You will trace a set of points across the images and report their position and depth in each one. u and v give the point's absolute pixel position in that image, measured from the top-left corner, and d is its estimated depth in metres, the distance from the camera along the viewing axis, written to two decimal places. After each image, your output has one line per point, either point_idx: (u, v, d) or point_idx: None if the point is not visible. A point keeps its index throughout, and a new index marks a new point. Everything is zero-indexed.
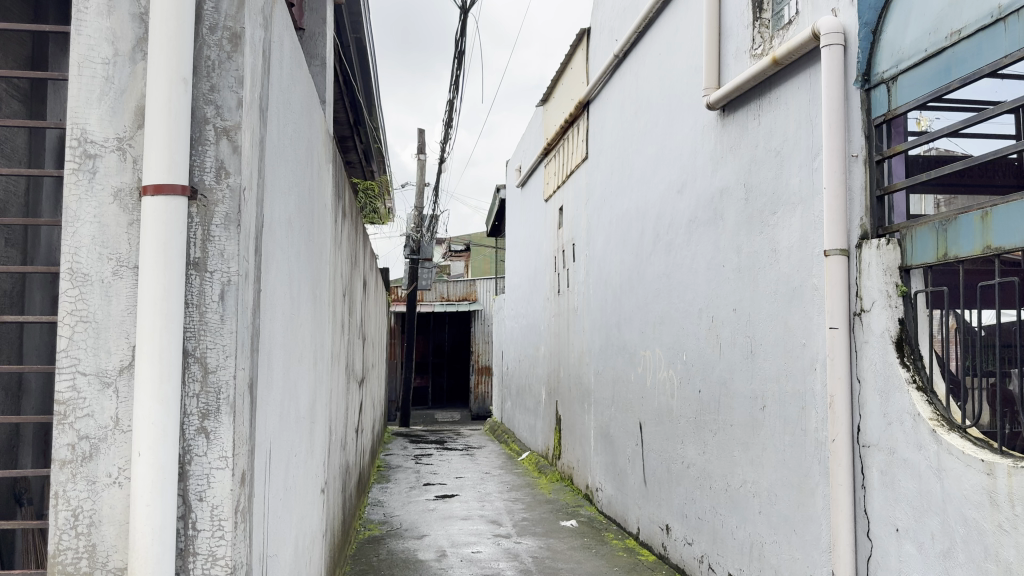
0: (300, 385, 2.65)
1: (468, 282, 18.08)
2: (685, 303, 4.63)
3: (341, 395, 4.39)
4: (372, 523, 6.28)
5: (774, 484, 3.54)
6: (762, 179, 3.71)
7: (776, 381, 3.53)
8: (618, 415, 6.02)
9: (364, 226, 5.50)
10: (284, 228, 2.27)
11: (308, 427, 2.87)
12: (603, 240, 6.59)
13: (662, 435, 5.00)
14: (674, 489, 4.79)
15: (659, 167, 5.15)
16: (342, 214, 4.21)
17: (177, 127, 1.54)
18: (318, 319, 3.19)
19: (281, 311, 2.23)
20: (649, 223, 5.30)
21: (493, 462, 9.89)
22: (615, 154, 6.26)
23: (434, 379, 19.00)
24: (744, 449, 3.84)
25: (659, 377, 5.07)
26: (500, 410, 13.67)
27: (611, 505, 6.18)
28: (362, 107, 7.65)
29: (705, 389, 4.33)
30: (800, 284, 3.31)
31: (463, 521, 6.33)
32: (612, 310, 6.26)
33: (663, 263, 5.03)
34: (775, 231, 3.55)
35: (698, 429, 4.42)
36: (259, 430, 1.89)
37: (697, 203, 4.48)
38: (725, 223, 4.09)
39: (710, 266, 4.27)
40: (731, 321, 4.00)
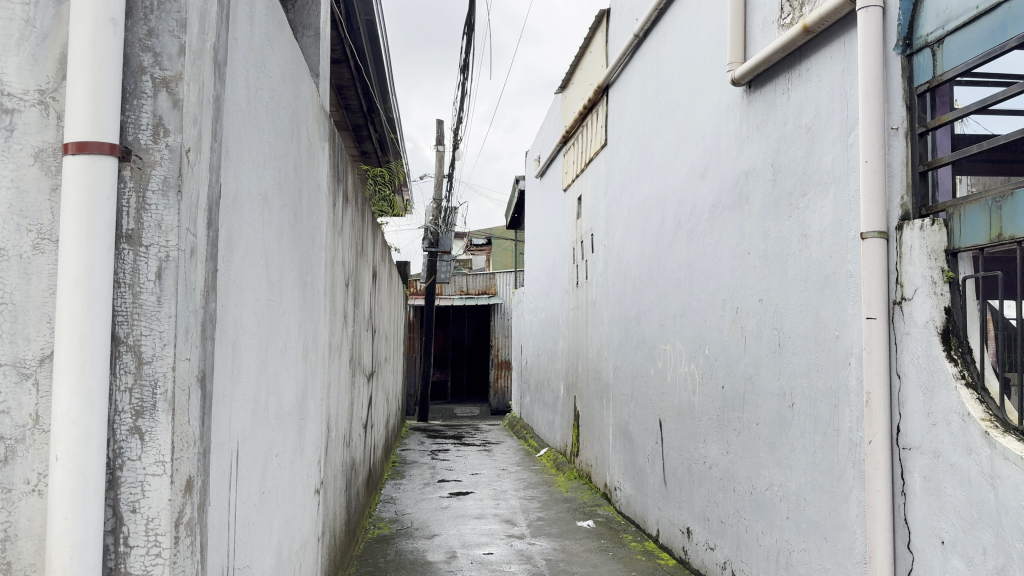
0: (284, 380, 2.42)
1: (488, 275, 17.87)
2: (707, 293, 4.36)
3: (344, 388, 4.18)
4: (382, 521, 6.08)
5: (803, 487, 3.28)
6: (791, 159, 3.44)
7: (805, 376, 3.27)
8: (637, 412, 5.77)
9: (370, 213, 5.28)
10: (258, 203, 2.04)
11: (296, 425, 2.65)
12: (623, 230, 6.32)
13: (683, 433, 4.74)
14: (694, 490, 4.54)
15: (681, 151, 4.87)
16: (345, 199, 3.98)
17: (104, 74, 1.31)
18: (311, 309, 2.96)
19: (254, 297, 2.01)
20: (670, 211, 5.03)
21: (510, 459, 9.67)
22: (635, 139, 5.98)
23: (453, 373, 18.81)
24: (771, 450, 3.58)
25: (680, 373, 4.81)
26: (519, 405, 13.46)
27: (630, 505, 5.93)
28: (375, 93, 7.43)
29: (729, 384, 4.06)
30: (833, 271, 3.04)
31: (476, 520, 6.11)
32: (632, 302, 5.99)
33: (685, 252, 4.76)
34: (805, 214, 3.28)
35: (721, 428, 4.16)
36: (217, 431, 1.67)
37: (720, 188, 4.21)
38: (751, 208, 3.81)
39: (735, 254, 3.99)
40: (756, 312, 3.73)
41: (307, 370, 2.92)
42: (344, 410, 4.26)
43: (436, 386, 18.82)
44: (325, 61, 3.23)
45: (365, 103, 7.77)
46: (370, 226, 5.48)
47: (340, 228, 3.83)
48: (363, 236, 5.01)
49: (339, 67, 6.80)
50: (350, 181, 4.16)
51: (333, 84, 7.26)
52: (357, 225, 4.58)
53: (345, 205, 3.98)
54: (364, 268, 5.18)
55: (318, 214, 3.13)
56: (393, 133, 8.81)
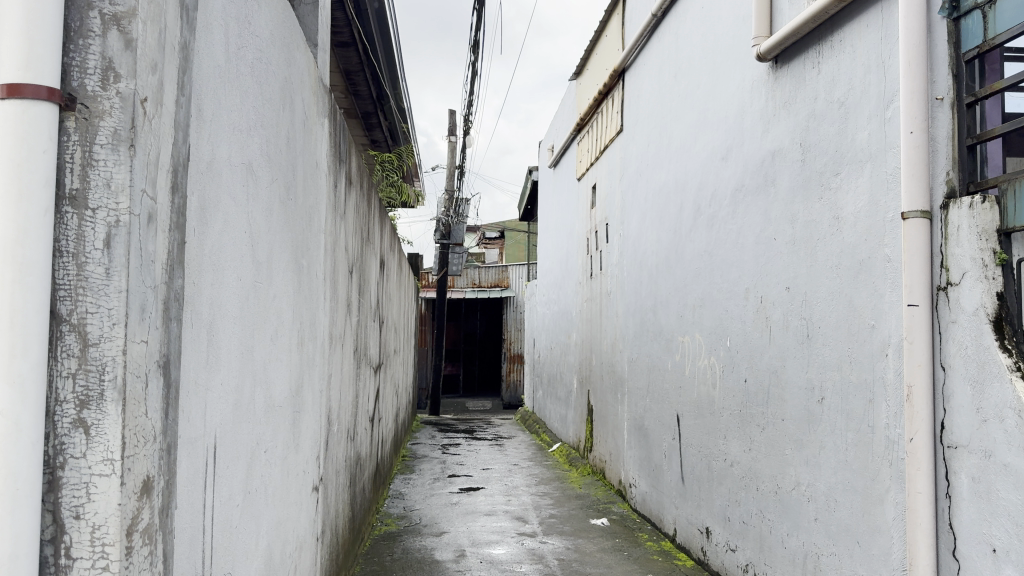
0: (275, 370, 2.24)
1: (501, 268, 17.68)
2: (729, 282, 4.14)
3: (348, 380, 4.00)
4: (389, 517, 5.90)
5: (834, 488, 3.07)
6: (821, 138, 3.22)
7: (837, 368, 3.06)
8: (653, 406, 5.56)
9: (376, 199, 5.09)
10: (241, 174, 1.86)
11: (290, 418, 2.46)
12: (638, 219, 6.12)
13: (702, 428, 4.53)
14: (714, 489, 4.33)
15: (701, 134, 4.66)
16: (348, 182, 3.80)
17: (38, 5, 1.13)
18: (309, 295, 2.78)
19: (235, 277, 1.82)
20: (690, 196, 4.82)
21: (522, 454, 9.48)
22: (652, 123, 5.76)
23: (465, 367, 18.66)
24: (798, 447, 3.37)
25: (699, 366, 4.60)
26: (532, 399, 13.26)
27: (646, 503, 5.73)
28: (384, 79, 7.24)
29: (751, 377, 3.85)
30: (869, 255, 2.83)
31: (486, 517, 5.92)
32: (648, 293, 5.78)
33: (705, 239, 4.55)
34: (838, 195, 3.07)
35: (743, 423, 3.95)
36: (185, 425, 1.48)
37: (744, 170, 3.99)
38: (777, 190, 3.60)
39: (759, 240, 3.78)
40: (782, 300, 3.52)
41: (304, 359, 2.74)
42: (347, 402, 4.07)
43: (448, 379, 18.67)
44: (325, 32, 3.05)
45: (375, 89, 7.59)
46: (377, 213, 5.31)
47: (343, 212, 3.65)
48: (369, 223, 4.83)
49: (347, 51, 6.62)
50: (354, 163, 3.97)
51: (341, 69, 7.08)
52: (361, 210, 4.40)
53: (348, 188, 3.80)
54: (370, 256, 5.00)
55: (318, 194, 2.94)
56: (403, 122, 8.64)
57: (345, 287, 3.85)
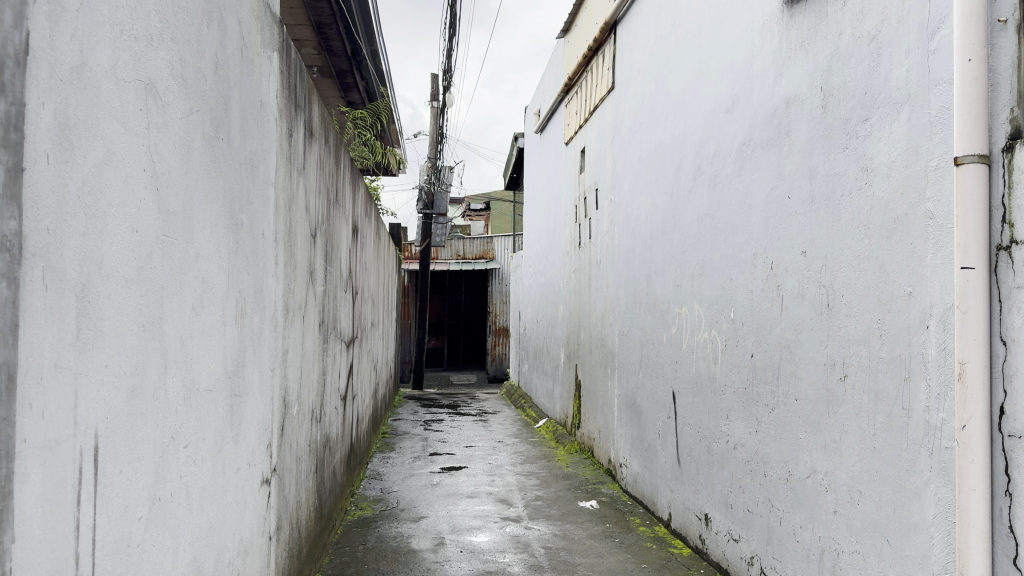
0: (199, 346, 1.84)
1: (485, 239, 17.33)
2: (733, 247, 3.76)
3: (312, 357, 3.60)
4: (364, 500, 5.51)
5: (858, 477, 2.71)
6: (846, 79, 2.83)
7: (864, 342, 2.69)
8: (646, 382, 5.19)
9: (345, 157, 4.65)
10: (139, 94, 1.44)
11: (225, 403, 2.06)
12: (631, 181, 5.71)
13: (701, 407, 4.17)
14: (715, 473, 3.97)
15: (702, 86, 4.24)
16: (308, 134, 3.38)
17: None
18: (254, 259, 2.37)
19: (130, 228, 1.41)
20: (688, 155, 4.42)
21: (506, 430, 9.13)
22: (647, 78, 5.33)
23: (449, 340, 18.26)
24: (813, 430, 3.01)
25: (698, 340, 4.23)
26: (517, 372, 12.91)
27: (637, 484, 5.38)
28: (359, 32, 6.74)
29: (759, 352, 3.48)
30: (907, 213, 2.46)
31: (468, 499, 5.55)
32: (641, 262, 5.39)
33: (706, 201, 4.15)
34: (868, 144, 2.69)
35: (748, 402, 3.59)
36: (32, 424, 1.08)
37: (752, 122, 3.60)
38: (792, 142, 3.21)
39: (769, 200, 3.40)
40: (797, 266, 3.14)
41: (249, 333, 2.33)
42: (312, 380, 3.67)
43: (432, 353, 18.27)
44: None
45: (349, 45, 7.11)
46: (348, 173, 4.87)
47: (302, 168, 3.24)
48: (338, 184, 4.40)
49: (316, 1, 6.13)
50: (316, 113, 3.54)
51: (311, 21, 6.59)
52: (327, 168, 3.98)
53: (308, 140, 3.38)
54: (340, 221, 4.57)
55: (266, 142, 2.52)
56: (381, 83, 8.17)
57: (308, 254, 3.44)
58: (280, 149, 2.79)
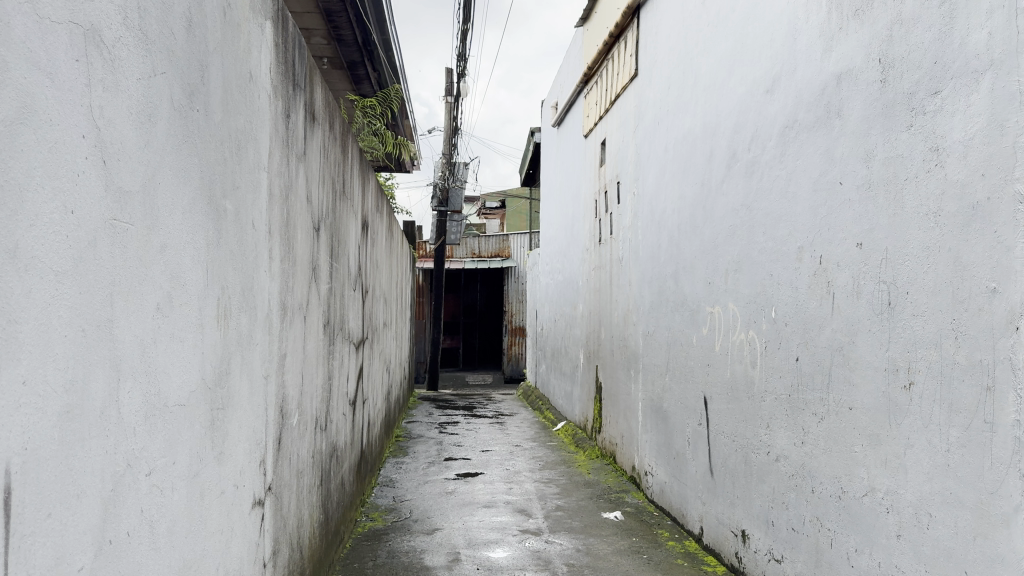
0: (166, 354, 1.55)
1: (501, 238, 17.04)
2: (775, 240, 3.44)
3: (315, 360, 3.30)
4: (376, 510, 5.22)
5: (926, 498, 2.39)
6: (910, 47, 2.51)
7: (933, 345, 2.37)
8: (674, 386, 4.88)
9: (352, 146, 4.36)
10: (72, 42, 1.15)
11: (202, 417, 1.77)
12: (656, 172, 5.39)
13: (738, 414, 3.85)
14: (754, 486, 3.65)
15: (737, 67, 3.92)
16: (309, 119, 3.08)
17: None
18: (241, 254, 2.07)
19: (61, 207, 1.13)
20: (721, 141, 4.10)
21: (524, 433, 8.83)
22: (673, 62, 5.02)
23: (465, 340, 17.97)
24: (872, 444, 2.69)
25: (733, 341, 3.91)
26: (534, 373, 12.60)
27: (664, 494, 5.07)
28: (370, 20, 6.45)
29: (806, 355, 3.16)
30: (991, 197, 2.13)
31: (484, 509, 5.25)
32: (667, 257, 5.07)
33: (741, 191, 3.83)
34: (937, 120, 2.37)
35: (793, 410, 3.27)
36: None
37: (796, 102, 3.28)
38: (844, 123, 2.89)
39: (817, 187, 3.08)
40: (852, 260, 2.83)
41: (236, 335, 2.04)
42: (316, 385, 3.37)
43: (447, 353, 17.99)
44: None
45: (359, 34, 6.81)
46: (357, 163, 4.57)
47: (302, 155, 2.94)
48: (344, 174, 4.11)
49: None
50: (319, 95, 3.24)
51: (319, 8, 6.29)
52: (331, 157, 3.68)
53: (309, 124, 3.08)
54: (348, 213, 4.27)
55: (256, 120, 2.23)
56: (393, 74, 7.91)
57: (309, 248, 3.14)
58: (275, 129, 2.49)
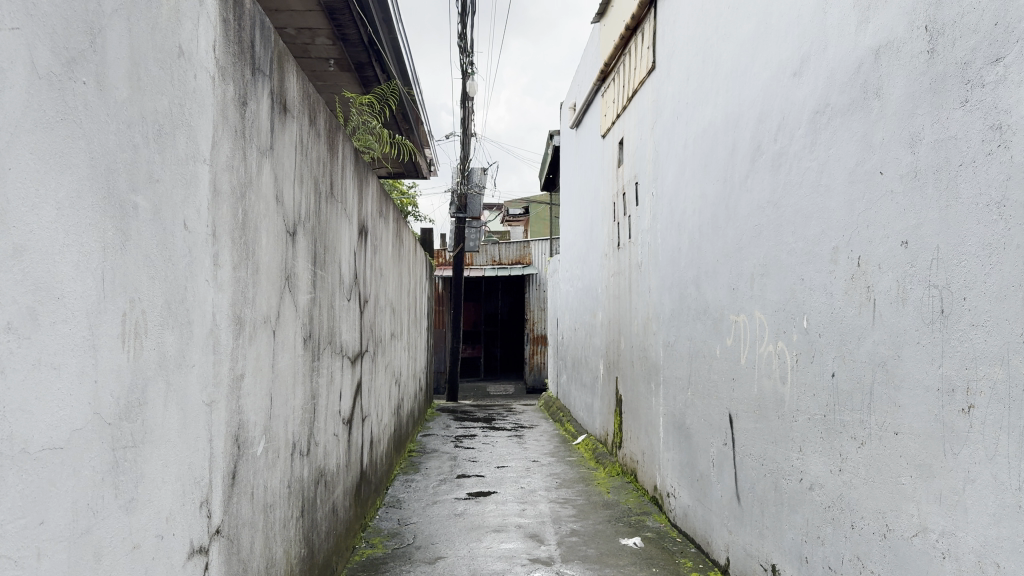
0: (26, 386, 1.23)
1: (522, 244, 16.75)
2: (806, 241, 3.05)
3: (290, 378, 2.97)
4: (377, 535, 4.86)
5: (991, 546, 2.00)
6: (964, 9, 2.13)
7: (998, 361, 1.98)
8: (697, 401, 4.49)
9: (343, 145, 4.03)
10: None
11: (95, 460, 1.44)
12: (675, 170, 5.01)
13: (766, 435, 3.46)
14: (785, 516, 3.26)
15: (761, 50, 3.55)
16: (278, 111, 2.75)
17: None
18: (163, 259, 1.75)
19: None
20: (744, 133, 3.73)
21: (544, 448, 8.46)
22: (692, 51, 4.65)
23: (486, 349, 17.67)
24: (923, 476, 2.30)
25: (760, 353, 3.53)
26: (556, 383, 12.24)
27: (687, 518, 4.68)
28: (374, 19, 6.13)
29: (844, 372, 2.77)
30: None
31: (494, 534, 4.89)
32: (688, 261, 4.69)
33: (767, 186, 3.45)
34: (999, 92, 1.98)
35: (828, 433, 2.88)
36: None
37: (828, 83, 2.90)
38: (884, 103, 2.51)
39: (854, 178, 2.70)
40: (895, 262, 2.44)
41: (157, 357, 1.72)
42: (293, 407, 3.03)
43: (468, 362, 17.69)
44: None
45: (365, 34, 6.46)
46: (350, 163, 4.24)
47: (268, 149, 2.61)
48: (332, 175, 3.78)
49: None
50: (292, 85, 2.91)
51: (321, 5, 5.94)
52: (313, 155, 3.35)
53: (278, 115, 2.74)
54: (338, 217, 3.94)
55: (190, 103, 1.91)
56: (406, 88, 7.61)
57: (281, 256, 2.81)
58: (224, 118, 2.17)
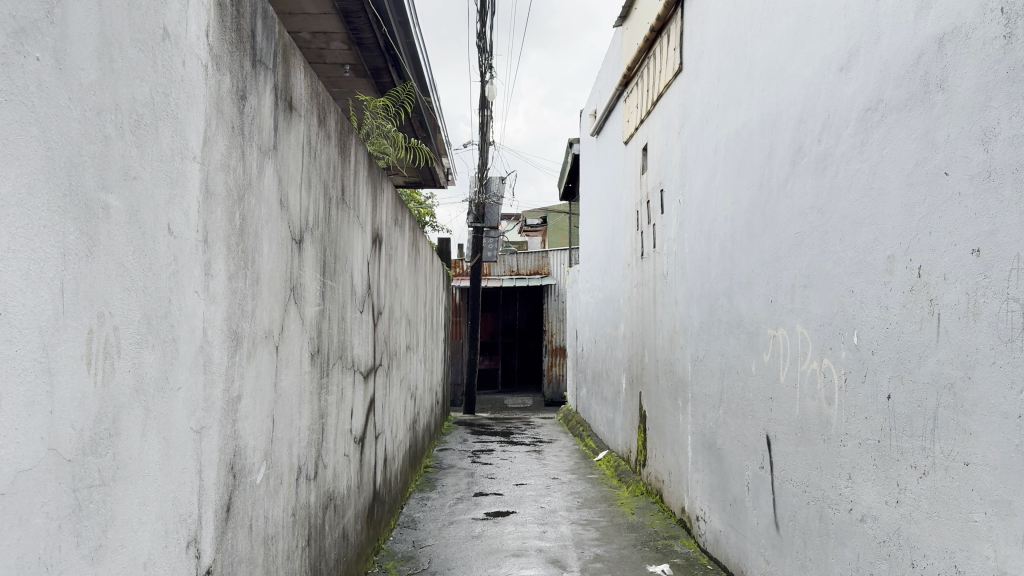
0: None
1: (540, 254, 16.56)
2: (857, 251, 2.80)
3: (296, 396, 2.75)
4: (391, 559, 4.63)
5: None
6: None
7: None
8: (729, 420, 4.23)
9: (356, 148, 3.82)
10: None
11: (48, 504, 1.23)
12: (705, 175, 4.77)
13: (810, 460, 3.20)
14: (832, 549, 2.99)
15: (802, 45, 3.31)
16: (283, 108, 2.54)
17: None
18: (142, 269, 1.54)
19: None
20: (783, 135, 3.49)
21: (564, 464, 8.20)
22: (723, 50, 4.41)
23: (504, 360, 17.45)
24: (1000, 515, 2.04)
25: (803, 370, 3.27)
26: (575, 396, 11.99)
27: (719, 544, 4.41)
28: (391, 22, 5.91)
29: (902, 395, 2.51)
30: None
31: (514, 559, 4.64)
32: (719, 272, 4.44)
33: (810, 190, 3.20)
34: None
35: (883, 460, 2.62)
36: None
37: (881, 77, 2.65)
38: (950, 96, 2.26)
39: (912, 180, 2.45)
40: (965, 273, 2.19)
41: (131, 381, 1.49)
42: (299, 428, 2.80)
43: (485, 373, 17.47)
44: None
45: (381, 38, 6.25)
46: (363, 168, 4.03)
47: (271, 149, 2.40)
48: (343, 180, 3.56)
49: None
50: (298, 80, 2.70)
51: (336, 8, 5.73)
52: (324, 159, 3.14)
53: (283, 112, 2.53)
54: (350, 224, 3.72)
55: (177, 93, 1.70)
56: (424, 95, 7.42)
57: (286, 266, 2.60)
58: (218, 111, 1.95)
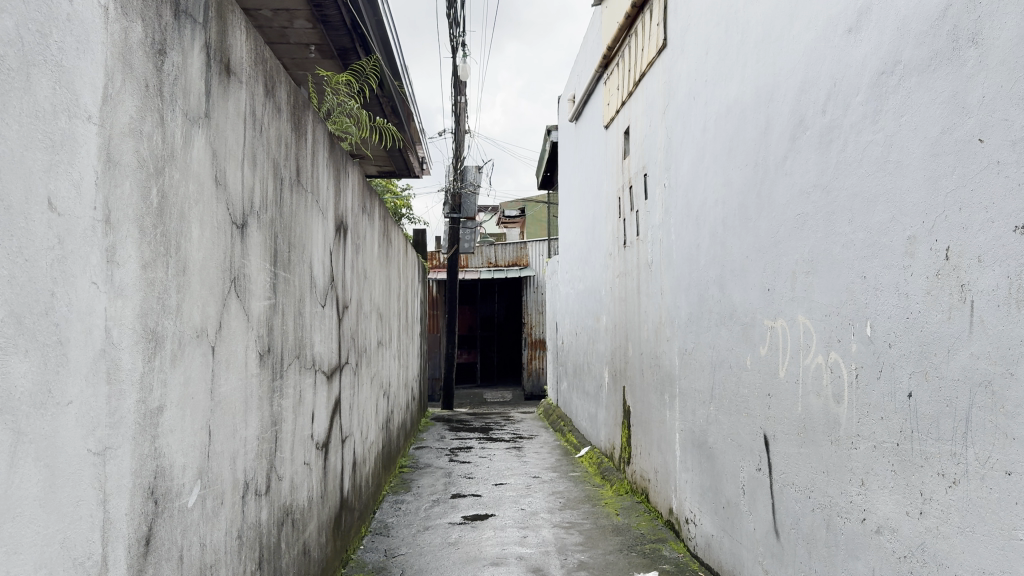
0: None
1: (518, 246, 16.29)
2: (870, 234, 2.51)
3: (240, 401, 2.41)
4: (360, 571, 4.30)
5: None
6: None
7: None
8: (722, 418, 3.95)
9: (314, 126, 3.47)
10: None
11: None
12: (692, 156, 4.47)
13: (815, 463, 2.91)
14: (842, 562, 2.71)
15: (802, 8, 3.01)
16: (220, 72, 2.20)
17: None
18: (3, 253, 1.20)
19: None
20: (781, 107, 3.19)
21: (544, 461, 7.91)
22: (712, 20, 4.11)
23: (482, 354, 17.15)
24: None
25: (806, 365, 2.99)
26: (555, 391, 11.70)
27: (711, 550, 4.12)
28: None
29: (927, 392, 2.22)
30: None
31: (492, 568, 4.33)
32: (709, 257, 4.15)
33: (814, 166, 2.91)
34: None
35: (903, 466, 2.33)
36: None
37: (898, 37, 2.36)
38: (984, 51, 1.97)
39: (937, 149, 2.16)
40: (1005, 254, 1.90)
41: None
42: (245, 437, 2.47)
43: (464, 368, 17.16)
44: None
45: (349, 16, 5.88)
46: (323, 149, 3.69)
47: (203, 116, 2.06)
48: (298, 159, 3.22)
49: None
50: (238, 40, 2.36)
51: None
52: (273, 134, 2.80)
53: (217, 73, 2.18)
54: (307, 208, 3.38)
55: (60, 34, 1.36)
56: (395, 79, 7.07)
57: (226, 253, 2.26)
58: (126, 63, 1.62)
